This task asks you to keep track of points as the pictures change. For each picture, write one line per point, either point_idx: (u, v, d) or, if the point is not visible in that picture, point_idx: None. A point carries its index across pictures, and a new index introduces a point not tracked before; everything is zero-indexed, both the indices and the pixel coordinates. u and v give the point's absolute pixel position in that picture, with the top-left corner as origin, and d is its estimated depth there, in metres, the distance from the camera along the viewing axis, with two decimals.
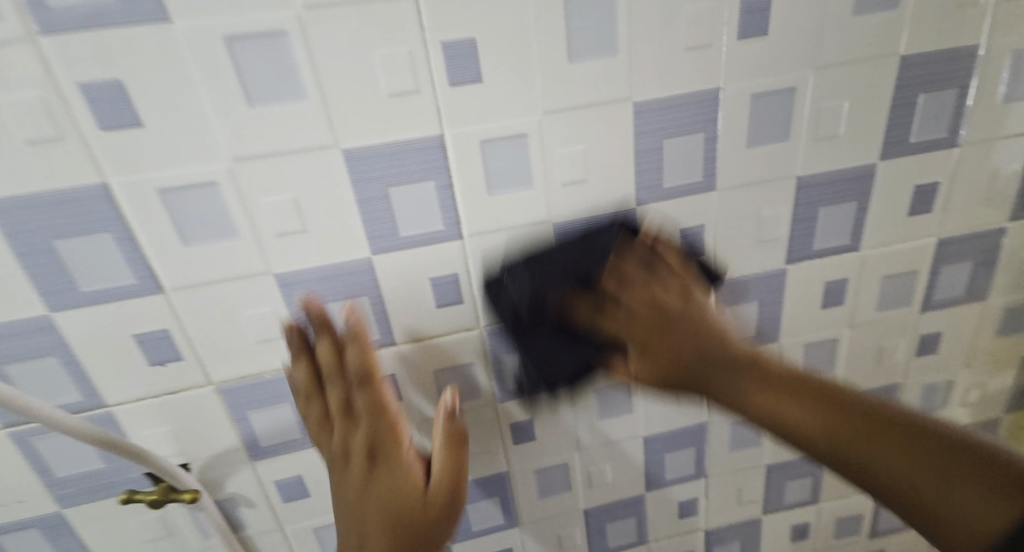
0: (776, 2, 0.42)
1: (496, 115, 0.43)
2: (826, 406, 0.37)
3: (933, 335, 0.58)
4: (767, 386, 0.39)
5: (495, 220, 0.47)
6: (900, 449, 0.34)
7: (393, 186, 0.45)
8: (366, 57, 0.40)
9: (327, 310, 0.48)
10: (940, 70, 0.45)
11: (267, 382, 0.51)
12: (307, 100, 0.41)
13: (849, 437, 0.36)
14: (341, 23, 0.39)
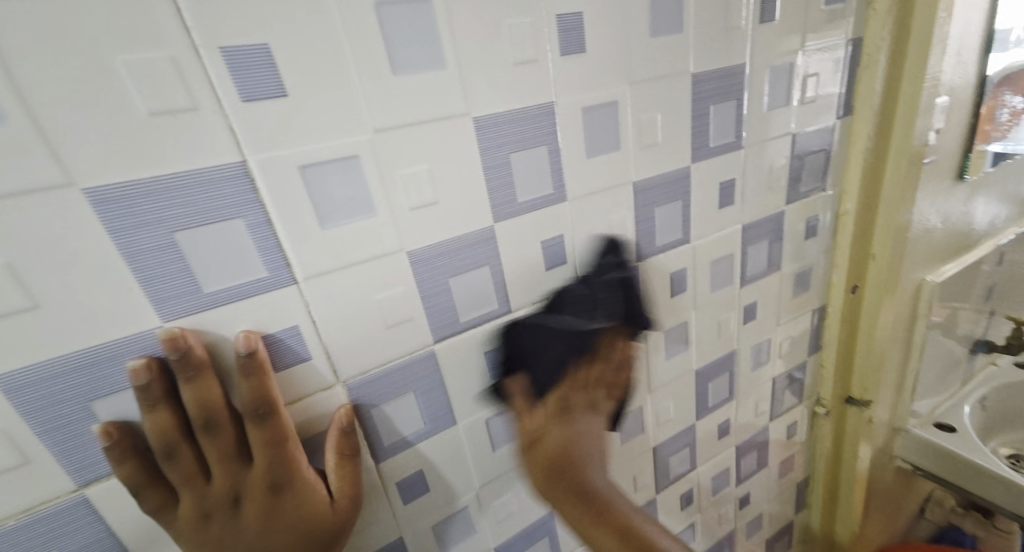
0: (588, 19, 0.44)
1: (312, 133, 0.35)
2: (620, 538, 0.45)
3: (752, 303, 0.72)
4: (606, 527, 0.45)
5: (338, 256, 0.39)
6: (617, 539, 0.45)
7: (178, 230, 0.32)
8: (101, 65, 0.28)
9: (100, 410, 0.33)
10: (718, 86, 0.54)
11: (8, 532, 0.33)
12: (5, 124, 0.27)
13: (583, 515, 0.47)
14: (46, 16, 0.27)
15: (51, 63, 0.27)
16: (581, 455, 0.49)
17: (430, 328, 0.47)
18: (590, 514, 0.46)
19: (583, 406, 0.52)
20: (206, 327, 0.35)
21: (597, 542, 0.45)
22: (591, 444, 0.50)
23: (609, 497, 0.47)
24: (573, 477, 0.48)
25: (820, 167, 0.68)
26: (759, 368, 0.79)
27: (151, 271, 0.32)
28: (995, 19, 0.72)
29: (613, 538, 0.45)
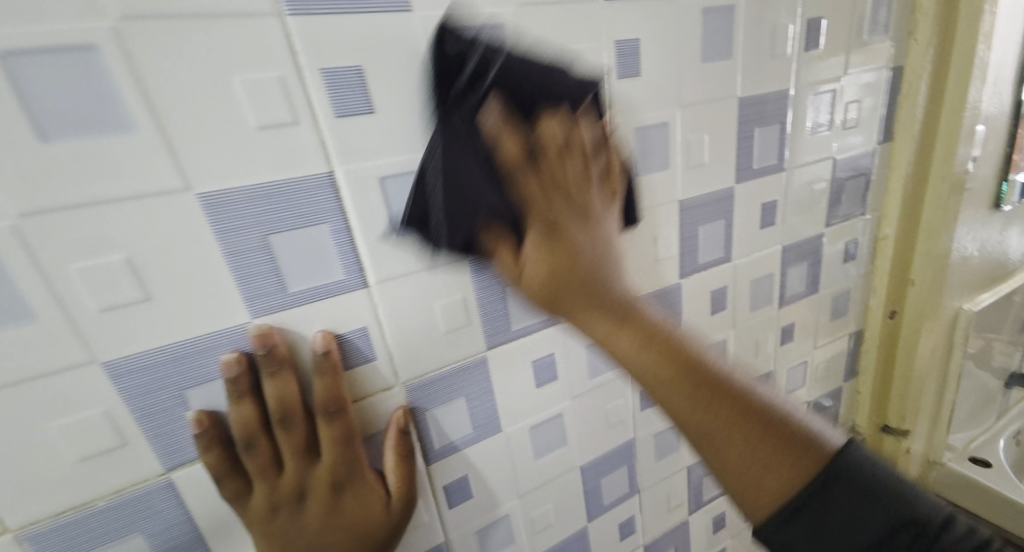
0: (644, 45, 0.46)
1: (393, 147, 0.37)
2: (662, 349, 0.36)
3: (790, 324, 0.72)
4: (648, 349, 0.36)
5: (406, 263, 0.42)
6: (664, 359, 0.35)
7: (273, 234, 0.35)
8: (220, 82, 0.31)
9: (192, 399, 0.36)
10: (762, 110, 0.55)
11: (102, 513, 0.35)
12: (135, 134, 0.29)
13: (626, 329, 0.36)
14: (177, 37, 0.29)
15: (177, 79, 0.30)
16: (592, 229, 0.37)
17: (483, 336, 0.50)
18: (621, 316, 0.37)
19: (582, 193, 0.36)
20: (287, 324, 0.38)
21: (654, 380, 0.35)
22: (568, 204, 0.36)
23: (613, 313, 0.37)
24: (582, 305, 0.37)
25: (859, 191, 0.69)
26: (796, 391, 0.78)
27: (247, 270, 0.35)
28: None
29: (684, 391, 0.35)
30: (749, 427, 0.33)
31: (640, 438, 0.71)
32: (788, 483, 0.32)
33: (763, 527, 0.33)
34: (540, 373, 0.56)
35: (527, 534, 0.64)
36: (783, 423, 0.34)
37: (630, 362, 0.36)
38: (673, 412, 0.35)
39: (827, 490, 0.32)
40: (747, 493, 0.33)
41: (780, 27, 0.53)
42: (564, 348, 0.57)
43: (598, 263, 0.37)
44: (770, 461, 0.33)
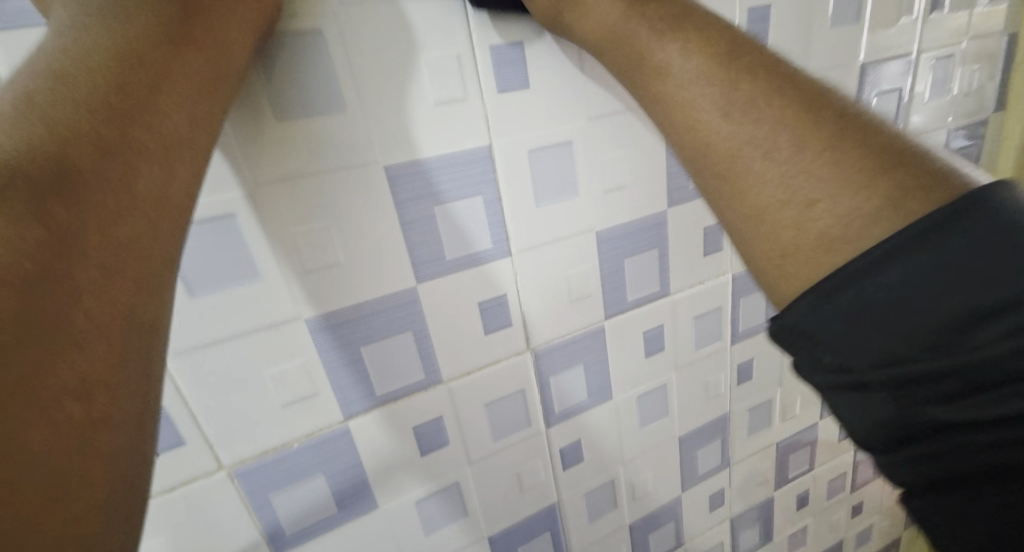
0: (776, 12, 0.44)
1: (544, 121, 0.40)
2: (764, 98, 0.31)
3: None
4: (734, 97, 0.31)
5: (544, 233, 0.44)
6: (751, 90, 0.31)
7: (438, 204, 0.39)
8: (409, 63, 0.34)
9: (367, 354, 0.41)
10: (883, 75, 0.53)
11: (294, 452, 0.41)
12: (344, 110, 0.34)
13: (732, 66, 0.32)
14: (381, 21, 0.33)
15: (378, 61, 0.34)
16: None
17: (604, 305, 0.50)
18: (737, 63, 0.32)
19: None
20: (444, 289, 0.41)
21: (718, 138, 0.32)
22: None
23: (732, 46, 0.32)
24: (715, 35, 0.33)
25: (971, 162, 0.66)
26: None
27: (416, 236, 0.39)
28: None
29: (768, 117, 0.30)
30: (851, 165, 0.28)
31: (736, 412, 0.71)
32: (889, 218, 0.26)
33: (823, 290, 0.27)
34: (651, 343, 0.56)
35: (627, 501, 0.66)
36: (903, 153, 0.28)
37: (715, 135, 0.32)
38: (721, 154, 0.32)
39: (923, 249, 0.25)
40: (805, 259, 0.29)
41: None
42: (675, 319, 0.56)
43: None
44: (847, 179, 0.28)
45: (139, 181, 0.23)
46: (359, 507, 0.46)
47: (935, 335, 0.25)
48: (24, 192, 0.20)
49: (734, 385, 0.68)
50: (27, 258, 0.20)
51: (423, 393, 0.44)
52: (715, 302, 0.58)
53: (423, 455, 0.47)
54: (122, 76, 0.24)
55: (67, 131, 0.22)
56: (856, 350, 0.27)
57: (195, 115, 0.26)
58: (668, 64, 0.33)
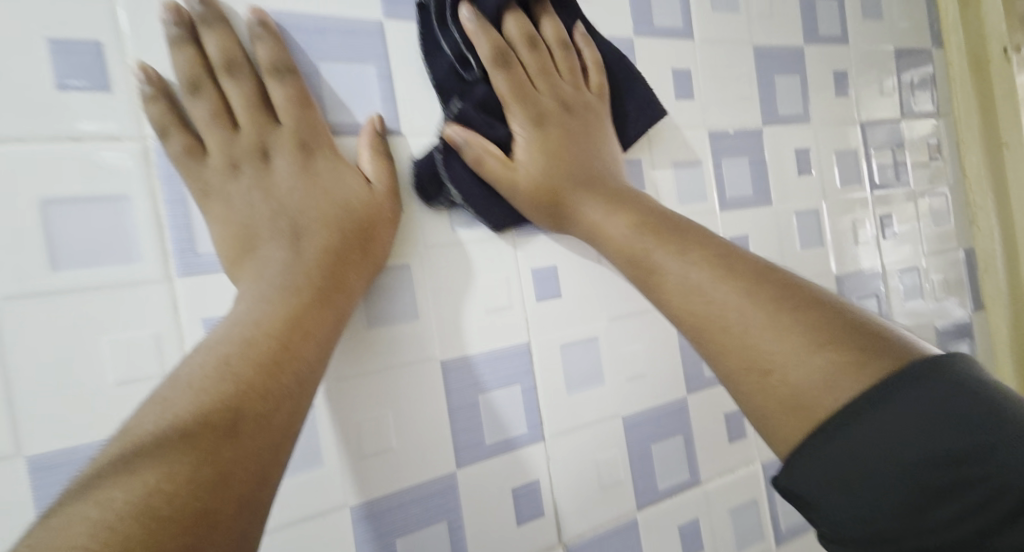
0: (754, 239, 0.54)
1: (572, 323, 0.48)
2: (729, 271, 0.36)
3: None
4: (701, 270, 0.37)
5: (575, 419, 0.48)
6: (714, 264, 0.37)
7: (482, 392, 0.44)
8: (469, 282, 0.44)
9: (403, 544, 0.42)
10: (858, 283, 0.61)
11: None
12: (416, 320, 0.42)
13: (696, 254, 0.38)
14: (455, 261, 0.43)
15: (447, 287, 0.43)
16: (590, 123, 0.45)
17: (635, 493, 0.51)
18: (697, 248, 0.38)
19: (583, 103, 0.45)
20: (480, 479, 0.44)
21: (683, 301, 0.37)
22: (576, 121, 0.44)
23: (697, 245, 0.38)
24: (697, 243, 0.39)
25: (968, 355, 0.71)
26: None
27: (460, 423, 0.44)
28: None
29: (735, 284, 0.36)
30: (809, 334, 0.31)
31: None
32: (849, 379, 0.29)
33: (799, 450, 0.29)
34: (688, 540, 0.54)
35: None
36: (853, 324, 0.32)
37: (688, 305, 0.37)
38: (695, 320, 0.36)
39: (885, 410, 0.27)
40: (787, 417, 0.30)
41: (861, 219, 0.61)
42: (711, 513, 0.55)
43: (597, 168, 0.44)
44: (805, 339, 0.31)
45: (278, 421, 0.30)
46: None
47: (913, 504, 0.26)
48: (210, 437, 0.27)
49: None
50: (196, 495, 0.25)
51: None
52: (750, 493, 0.58)
53: None
54: (285, 336, 0.33)
55: (243, 388, 0.30)
56: (842, 519, 0.27)
57: (323, 354, 0.34)
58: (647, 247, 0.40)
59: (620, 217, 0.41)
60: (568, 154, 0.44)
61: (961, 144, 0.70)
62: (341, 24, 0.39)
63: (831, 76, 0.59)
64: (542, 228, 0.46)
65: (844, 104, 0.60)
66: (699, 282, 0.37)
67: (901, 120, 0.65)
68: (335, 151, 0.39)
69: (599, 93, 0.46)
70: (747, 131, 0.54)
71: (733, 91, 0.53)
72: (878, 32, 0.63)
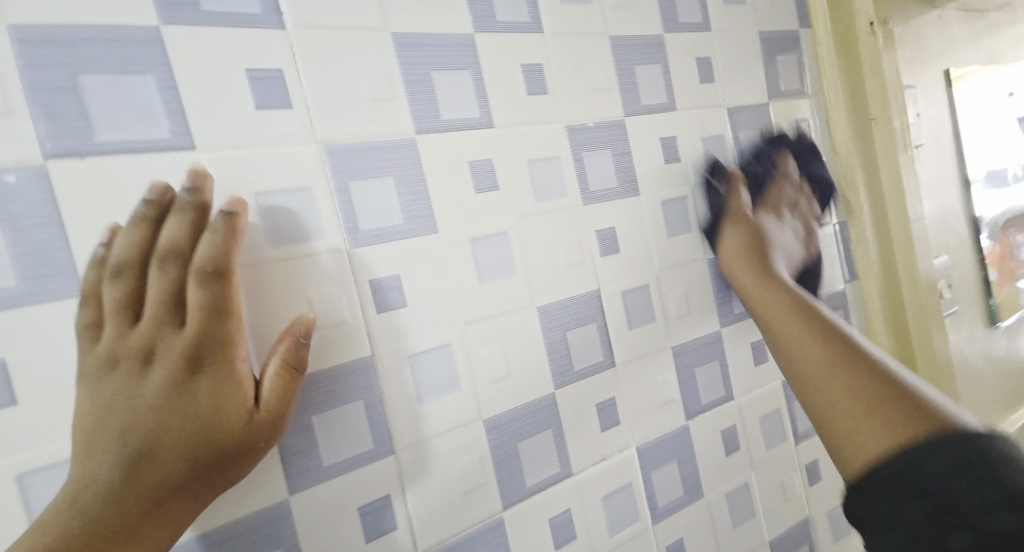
0: (621, 231, 0.55)
1: (422, 330, 0.45)
2: (821, 341, 0.49)
3: (812, 460, 0.74)
4: (811, 339, 0.49)
5: (426, 428, 0.46)
6: (826, 353, 0.48)
7: (314, 414, 0.41)
8: (294, 297, 0.40)
9: None
10: None
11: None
12: None
13: (832, 354, 0.47)
14: (273, 278, 0.40)
15: (266, 306, 0.40)
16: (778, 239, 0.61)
17: (500, 494, 0.50)
18: (838, 347, 0.48)
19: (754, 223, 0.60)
20: (317, 505, 0.42)
21: (796, 350, 0.50)
22: (760, 240, 0.59)
23: (813, 331, 0.50)
24: (818, 327, 0.50)
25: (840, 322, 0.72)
26: (841, 537, 0.76)
27: (290, 450, 0.41)
28: (968, 162, 0.91)
29: (814, 341, 0.49)
30: (886, 399, 0.42)
31: None
32: (904, 428, 0.39)
33: (862, 474, 0.40)
34: (560, 532, 0.54)
35: None
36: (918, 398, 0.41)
37: (806, 365, 0.48)
38: (787, 348, 0.51)
39: (942, 448, 0.37)
40: (852, 452, 0.42)
41: (731, 205, 0.62)
42: (584, 503, 0.56)
43: (763, 274, 0.56)
44: (870, 389, 0.43)
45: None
46: None
47: (972, 506, 0.34)
48: None
49: None
50: None
51: None
52: (625, 477, 0.58)
53: None
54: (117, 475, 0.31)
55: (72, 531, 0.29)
56: (875, 516, 0.38)
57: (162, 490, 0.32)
58: (807, 348, 0.49)
59: (771, 295, 0.54)
60: (761, 254, 0.58)
61: (831, 121, 0.72)
62: (107, 29, 0.35)
63: (692, 64, 0.59)
64: (379, 234, 0.43)
65: (707, 91, 0.60)
66: (812, 352, 0.49)
67: (769, 103, 0.66)
68: (227, 370, 0.34)
69: (777, 210, 0.64)
70: (607, 124, 0.53)
71: (592, 84, 0.53)
72: (742, 17, 0.63)
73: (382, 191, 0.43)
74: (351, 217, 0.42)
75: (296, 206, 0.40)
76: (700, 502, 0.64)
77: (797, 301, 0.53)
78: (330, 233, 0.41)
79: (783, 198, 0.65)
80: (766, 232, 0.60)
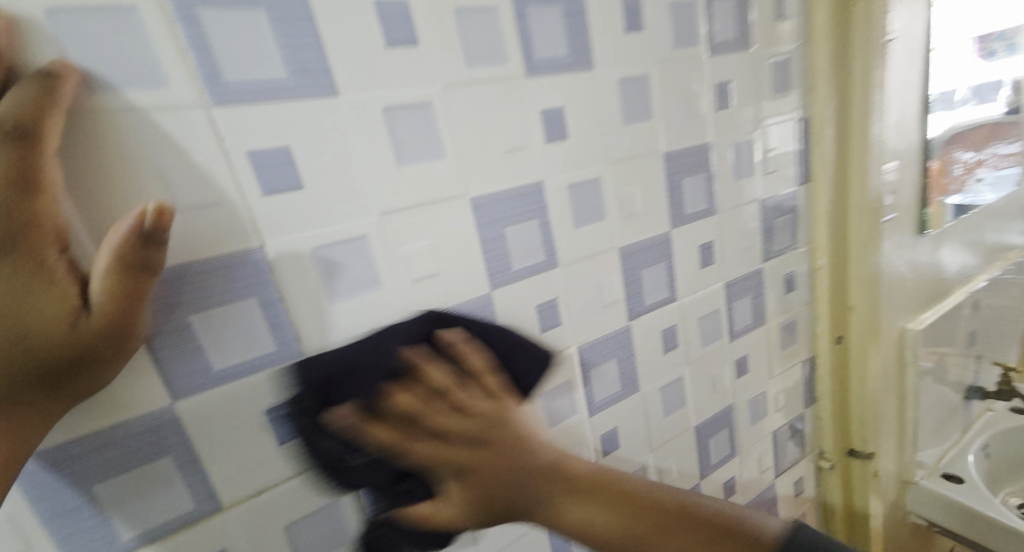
0: (570, 111, 0.49)
1: (329, 219, 0.40)
2: (608, 498, 0.38)
3: (743, 357, 0.77)
4: (585, 500, 0.38)
5: (342, 328, 0.43)
6: (620, 520, 0.37)
7: (192, 312, 0.37)
8: (148, 169, 0.34)
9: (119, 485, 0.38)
10: (693, 158, 0.58)
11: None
12: None
13: (635, 530, 0.37)
14: (109, 139, 0.33)
15: (104, 180, 0.33)
16: (529, 430, 0.40)
17: None
18: (653, 517, 0.38)
19: (495, 424, 0.39)
20: (217, 408, 0.40)
21: (561, 502, 0.38)
22: (472, 400, 0.40)
23: (600, 495, 0.38)
24: (608, 490, 0.39)
25: (789, 229, 0.73)
26: (758, 422, 0.83)
27: (167, 350, 0.37)
28: (939, 66, 0.87)
29: (610, 509, 0.38)
30: (653, 519, 0.38)
31: None
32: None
33: None
34: None
35: None
36: (730, 529, 0.38)
37: (574, 522, 0.38)
38: (599, 537, 0.38)
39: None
40: None
41: (696, 90, 0.56)
42: None
43: (544, 467, 0.39)
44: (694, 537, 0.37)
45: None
46: None
47: None
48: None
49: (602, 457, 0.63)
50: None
51: (198, 522, 0.41)
52: (563, 375, 0.57)
53: None
54: None
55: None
56: None
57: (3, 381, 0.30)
58: (590, 523, 0.37)
59: (580, 480, 0.39)
60: (502, 452, 0.38)
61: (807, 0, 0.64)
62: None
63: None
64: (257, 92, 0.36)
65: None
66: (584, 503, 0.38)
67: None
68: (38, 261, 0.30)
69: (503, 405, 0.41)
70: None
71: None
72: None
73: (255, 35, 0.35)
74: (208, 62, 0.34)
75: (127, 36, 0.32)
76: (637, 395, 0.64)
77: (586, 479, 0.39)
78: (184, 83, 0.34)
79: (452, 340, 0.43)
80: (495, 427, 0.39)
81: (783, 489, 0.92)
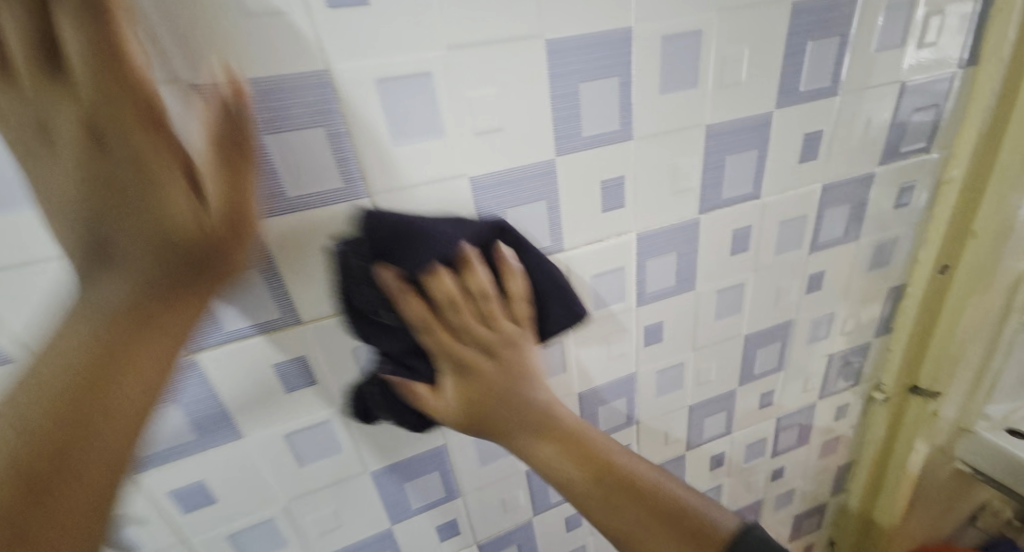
0: None
1: (394, 46, 0.37)
2: (592, 479, 0.43)
3: (821, 273, 0.71)
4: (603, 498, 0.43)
5: (405, 173, 0.42)
6: (597, 482, 0.43)
7: (267, 133, 0.37)
8: None
9: (209, 290, 0.41)
10: (820, 19, 0.49)
11: None
12: None
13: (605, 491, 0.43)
14: None
15: None
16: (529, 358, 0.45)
17: None
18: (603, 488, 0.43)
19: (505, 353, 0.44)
20: (293, 233, 0.41)
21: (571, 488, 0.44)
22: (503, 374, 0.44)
23: (605, 482, 0.43)
24: (614, 484, 0.43)
25: (924, 127, 0.63)
26: (816, 342, 0.79)
27: None
28: None
29: (597, 491, 0.43)
30: (623, 490, 0.42)
31: (644, 374, 0.67)
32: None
33: None
34: None
35: (529, 459, 0.66)
36: (665, 502, 0.42)
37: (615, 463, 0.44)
38: (582, 494, 0.44)
39: None
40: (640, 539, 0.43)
41: None
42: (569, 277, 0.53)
43: (549, 414, 0.45)
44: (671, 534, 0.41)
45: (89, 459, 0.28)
46: (221, 435, 0.48)
47: None
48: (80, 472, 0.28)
49: (641, 347, 0.64)
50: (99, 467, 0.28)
51: (282, 330, 0.45)
52: (615, 261, 0.54)
53: (289, 392, 0.48)
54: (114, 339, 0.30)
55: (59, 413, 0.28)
56: None
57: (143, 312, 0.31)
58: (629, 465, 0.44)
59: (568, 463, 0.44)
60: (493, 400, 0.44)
61: None
62: None
63: None
64: None
65: None
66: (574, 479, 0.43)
67: None
68: (148, 116, 0.30)
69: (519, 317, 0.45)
70: None
71: None
72: None
73: None
74: None
75: None
76: (690, 294, 0.62)
77: (581, 457, 0.44)
78: None
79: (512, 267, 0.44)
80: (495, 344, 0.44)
81: (824, 410, 0.90)
